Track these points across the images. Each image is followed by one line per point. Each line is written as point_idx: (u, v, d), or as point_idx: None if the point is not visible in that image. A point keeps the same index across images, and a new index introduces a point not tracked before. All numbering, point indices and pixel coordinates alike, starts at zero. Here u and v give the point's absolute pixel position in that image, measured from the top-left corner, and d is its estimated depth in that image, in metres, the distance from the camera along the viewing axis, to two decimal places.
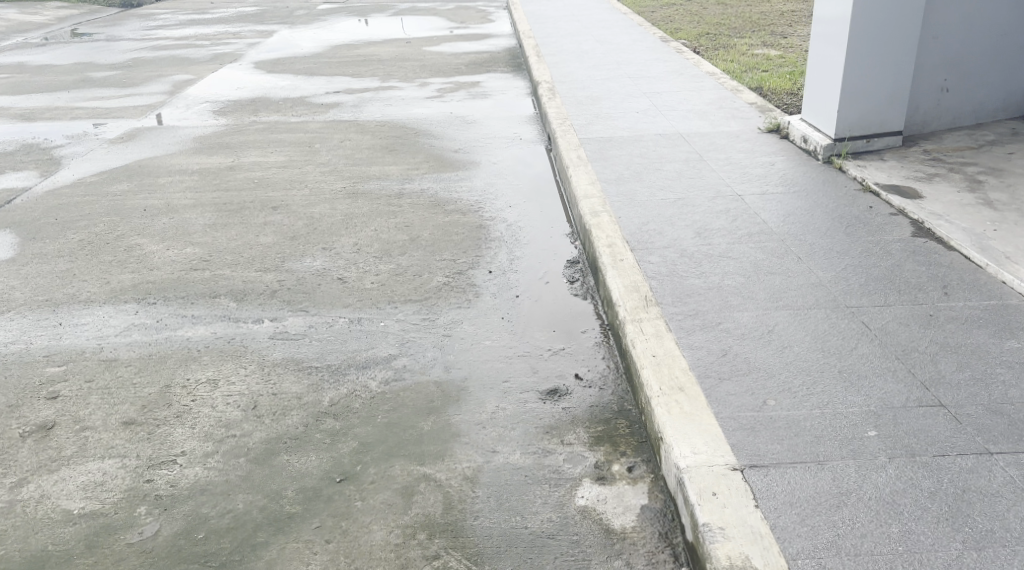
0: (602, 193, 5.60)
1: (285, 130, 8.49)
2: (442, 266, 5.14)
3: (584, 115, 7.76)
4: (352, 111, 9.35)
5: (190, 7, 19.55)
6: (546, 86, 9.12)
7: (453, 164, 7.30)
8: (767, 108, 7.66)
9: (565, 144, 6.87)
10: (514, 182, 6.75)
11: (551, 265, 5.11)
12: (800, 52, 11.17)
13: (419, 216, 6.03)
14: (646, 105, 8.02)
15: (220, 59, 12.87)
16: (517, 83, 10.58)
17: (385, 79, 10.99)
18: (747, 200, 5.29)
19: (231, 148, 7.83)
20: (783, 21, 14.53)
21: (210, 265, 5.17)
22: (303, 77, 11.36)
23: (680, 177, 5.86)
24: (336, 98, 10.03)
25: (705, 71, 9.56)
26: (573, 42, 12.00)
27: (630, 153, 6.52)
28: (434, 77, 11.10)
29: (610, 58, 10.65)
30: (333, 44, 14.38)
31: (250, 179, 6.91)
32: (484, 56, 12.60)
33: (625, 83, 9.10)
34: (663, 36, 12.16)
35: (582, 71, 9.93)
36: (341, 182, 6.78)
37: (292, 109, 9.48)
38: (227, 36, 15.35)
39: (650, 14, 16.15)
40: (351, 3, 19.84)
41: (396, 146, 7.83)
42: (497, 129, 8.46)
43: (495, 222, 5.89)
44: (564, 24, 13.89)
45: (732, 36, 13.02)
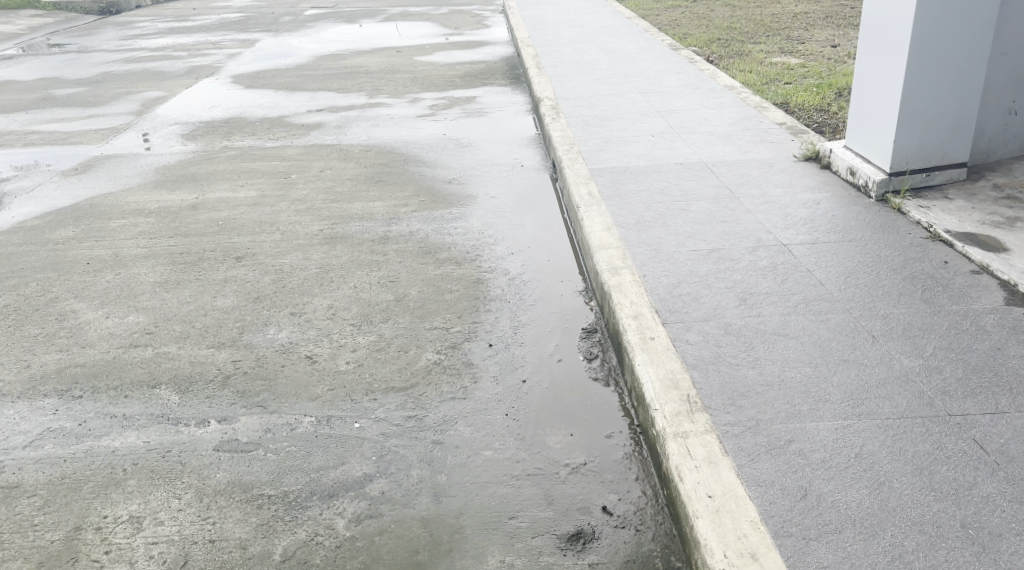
0: (622, 243, 4.75)
1: (259, 158, 7.64)
2: (432, 336, 4.29)
3: (592, 140, 6.92)
4: (335, 134, 8.51)
5: (171, 14, 18.72)
6: (549, 105, 8.29)
7: (446, 199, 6.45)
8: (799, 130, 6.82)
9: (574, 177, 6.03)
10: (516, 222, 5.91)
11: (564, 335, 4.26)
12: (822, 61, 10.34)
13: (407, 267, 5.20)
14: (662, 127, 7.18)
15: (196, 73, 12.02)
16: (516, 98, 9.74)
17: (373, 95, 10.15)
18: (794, 254, 4.45)
19: (197, 182, 6.99)
20: (799, 25, 13.67)
21: (154, 339, 4.32)
22: (285, 92, 10.51)
23: (710, 219, 5.02)
24: (318, 117, 9.19)
25: (723, 84, 8.71)
26: (576, 51, 11.17)
27: (647, 188, 5.68)
28: (427, 92, 10.25)
29: (618, 69, 9.80)
30: (319, 54, 13.54)
31: (214, 220, 6.07)
32: (480, 67, 11.76)
33: (636, 100, 8.26)
34: (671, 44, 11.33)
35: (588, 85, 9.07)
36: (317, 225, 5.93)
37: (269, 131, 8.64)
38: (207, 46, 14.50)
39: (656, 18, 15.28)
40: (340, 7, 18.98)
41: (382, 178, 6.98)
42: (495, 154, 7.62)
43: (494, 274, 5.05)
44: (565, 31, 13.04)
45: (746, 42, 12.18)
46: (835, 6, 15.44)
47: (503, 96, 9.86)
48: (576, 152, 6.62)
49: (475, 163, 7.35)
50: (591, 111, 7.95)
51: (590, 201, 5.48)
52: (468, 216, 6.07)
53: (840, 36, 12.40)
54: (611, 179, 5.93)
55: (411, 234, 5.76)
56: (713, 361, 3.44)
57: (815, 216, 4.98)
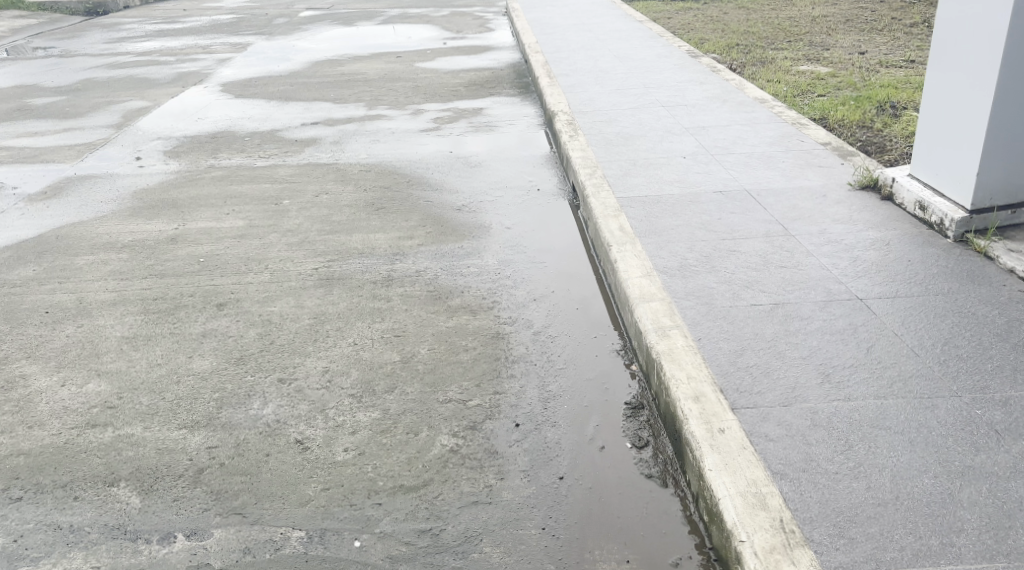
0: (666, 294, 4.06)
1: (247, 180, 6.95)
2: (446, 411, 3.60)
3: (617, 163, 6.24)
4: (331, 151, 7.82)
5: (160, 15, 18.00)
6: (564, 121, 7.60)
7: (456, 231, 5.76)
8: (847, 152, 6.15)
9: (601, 208, 5.35)
10: (537, 259, 5.23)
11: (603, 410, 3.57)
12: (853, 69, 9.69)
13: (414, 316, 4.52)
14: (693, 147, 6.50)
15: (183, 80, 11.32)
16: (526, 110, 9.08)
17: (373, 106, 9.47)
18: (874, 311, 3.77)
19: (177, 209, 6.30)
20: (821, 29, 13.00)
21: (115, 417, 3.63)
22: (277, 102, 9.83)
23: (765, 264, 4.34)
24: (313, 131, 8.51)
25: (752, 97, 8.03)
26: (589, 58, 10.50)
27: (686, 222, 5.01)
28: (429, 103, 9.56)
29: (636, 79, 9.13)
30: (314, 59, 12.85)
31: (194, 257, 5.38)
32: (485, 74, 11.09)
33: (661, 114, 7.59)
34: (689, 51, 10.66)
35: (605, 97, 8.39)
36: (310, 263, 5.24)
37: (259, 148, 7.95)
38: (196, 50, 13.79)
39: (667, 21, 14.60)
40: (336, 9, 18.29)
41: (384, 206, 6.29)
42: (507, 176, 6.94)
43: (516, 327, 4.36)
44: (574, 36, 12.35)
45: (766, 47, 11.53)
46: (854, 9, 14.80)
47: (512, 108, 9.17)
48: (600, 177, 5.94)
49: (486, 187, 6.67)
50: (611, 128, 7.27)
51: (624, 239, 4.79)
52: (481, 252, 5.39)
53: (865, 41, 11.74)
54: (644, 211, 5.24)
55: (417, 275, 5.07)
56: (803, 469, 2.77)
57: (889, 261, 4.31)
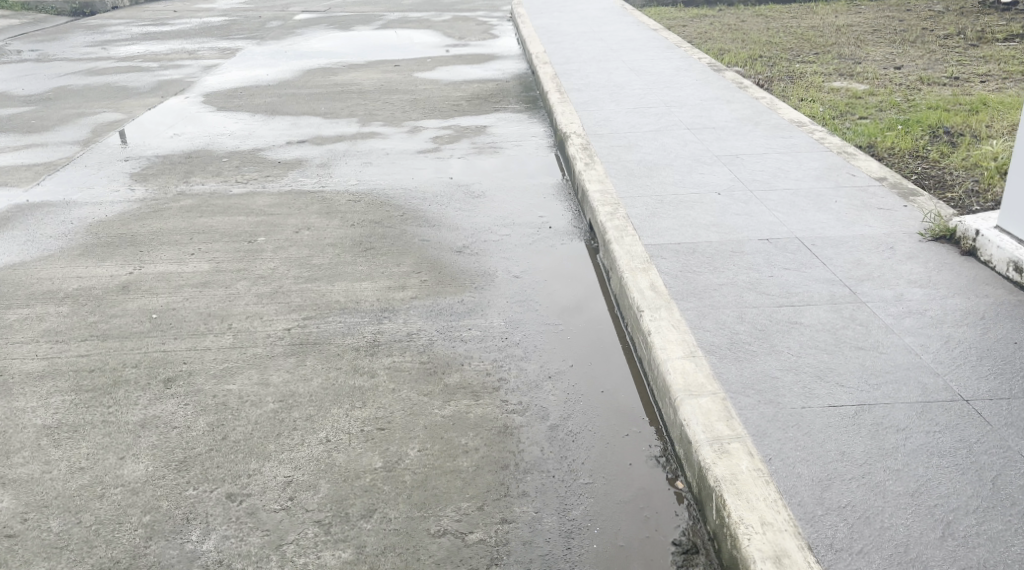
0: (718, 386, 3.23)
1: (219, 211, 6.13)
2: (440, 551, 2.78)
3: (641, 200, 5.42)
4: (317, 176, 7.01)
5: (149, 16, 17.19)
6: (578, 145, 6.79)
7: (455, 280, 4.95)
8: (907, 190, 5.34)
9: (626, 260, 4.52)
10: (551, 320, 4.40)
11: (644, 553, 2.76)
12: (892, 86, 8.89)
13: (402, 398, 3.70)
14: (728, 180, 5.69)
15: (164, 89, 10.50)
16: (534, 129, 8.28)
17: (366, 122, 8.67)
18: (989, 420, 2.96)
19: (135, 247, 5.49)
20: (849, 40, 12.20)
21: (13, 554, 2.84)
22: (262, 117, 9.02)
23: (836, 344, 3.52)
24: (299, 151, 7.70)
25: (787, 120, 7.22)
26: (602, 71, 9.70)
27: (731, 280, 4.18)
28: (429, 119, 8.75)
29: (656, 96, 8.32)
30: (307, 67, 12.04)
31: (145, 312, 4.57)
32: (490, 87, 10.29)
33: (687, 139, 6.78)
34: (711, 64, 9.86)
35: (623, 117, 7.58)
36: (281, 322, 4.43)
37: (237, 170, 7.13)
38: (182, 55, 12.97)
39: (683, 30, 13.79)
40: (334, 12, 17.49)
41: (373, 246, 5.47)
42: (513, 210, 6.12)
43: (527, 418, 3.52)
44: (585, 45, 11.54)
45: (792, 60, 10.74)
46: (880, 21, 14.04)
47: (519, 127, 8.37)
48: (625, 219, 5.11)
49: (490, 223, 5.85)
50: (632, 155, 6.45)
51: (656, 304, 3.96)
52: (484, 309, 4.57)
53: (898, 54, 10.95)
54: (679, 264, 4.42)
55: (408, 339, 4.25)
56: None
57: (989, 342, 3.50)
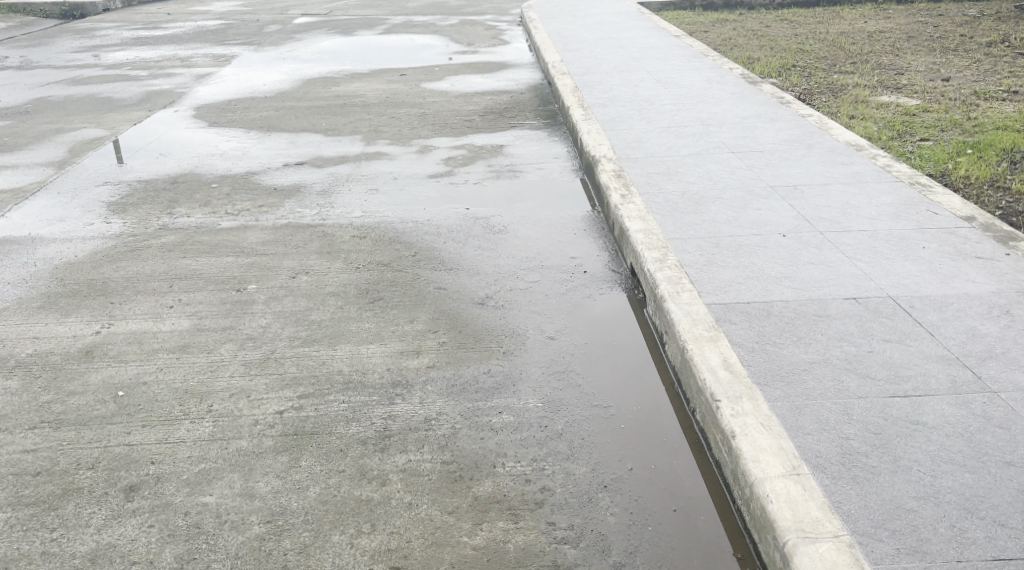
0: (840, 525, 2.49)
1: (205, 250, 5.38)
2: None
3: (693, 243, 4.67)
4: (317, 205, 6.26)
5: (142, 19, 16.42)
6: (611, 173, 6.04)
7: (479, 342, 4.20)
8: (1003, 231, 4.62)
9: (689, 324, 3.75)
10: (598, 398, 3.63)
11: None
12: (945, 101, 8.19)
13: (422, 517, 2.94)
14: (791, 219, 4.94)
15: (152, 102, 9.74)
16: (557, 149, 7.57)
17: (372, 140, 7.94)
18: None
19: (106, 298, 4.73)
20: (885, 49, 11.46)
21: None
22: (257, 134, 8.28)
23: (978, 457, 2.79)
24: (297, 176, 6.96)
25: (842, 142, 6.50)
26: (627, 82, 8.98)
27: (822, 356, 3.43)
28: (439, 137, 8.03)
29: (690, 113, 7.58)
30: (307, 75, 11.31)
31: (110, 388, 3.82)
32: (504, 99, 9.57)
33: (733, 165, 6.03)
34: (745, 76, 9.15)
35: (657, 139, 6.84)
36: (273, 403, 3.67)
37: (227, 199, 6.39)
38: (174, 63, 12.21)
39: (705, 36, 13.05)
40: (335, 15, 16.76)
41: (381, 297, 4.72)
42: (540, 249, 5.36)
43: (583, 552, 2.75)
44: (604, 53, 10.79)
45: (830, 71, 10.04)
46: (913, 26, 13.30)
47: (540, 147, 7.62)
48: (678, 269, 4.36)
49: (515, 266, 5.09)
50: (674, 185, 5.70)
51: (736, 390, 3.20)
52: (516, 383, 3.80)
53: (942, 65, 10.25)
54: (754, 331, 3.67)
55: (426, 424, 3.49)
56: None
57: None
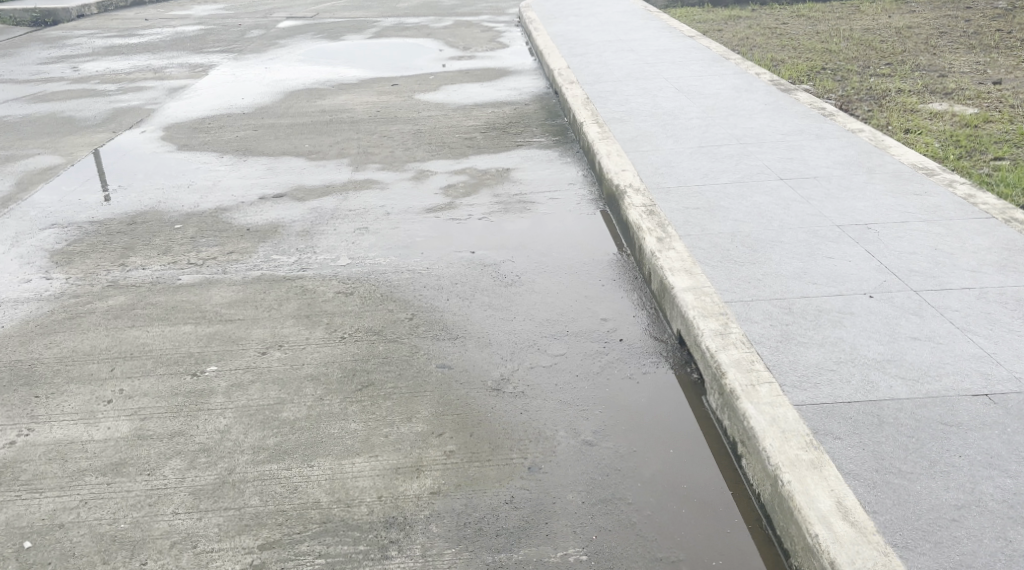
0: None
1: (158, 316, 4.46)
2: None
3: (759, 308, 3.81)
4: (296, 249, 5.34)
5: (115, 25, 15.42)
6: (641, 208, 5.14)
7: (496, 451, 3.27)
8: None
9: (778, 439, 2.88)
10: (660, 547, 2.73)
11: None
12: (1004, 110, 7.39)
13: None
14: (873, 273, 4.09)
15: (117, 120, 8.78)
16: (571, 172, 6.70)
17: (362, 164, 7.05)
18: None
19: (29, 389, 3.80)
20: (919, 48, 10.61)
21: None
22: (231, 159, 7.35)
23: None
24: (275, 211, 6.06)
25: (907, 165, 5.67)
26: (645, 91, 8.12)
27: (970, 498, 2.63)
28: (438, 161, 7.15)
29: (722, 130, 6.71)
30: (290, 86, 10.39)
31: (14, 537, 2.89)
32: (508, 112, 8.70)
33: (786, 199, 5.17)
34: (775, 83, 8.30)
35: (689, 163, 5.96)
36: (226, 559, 2.75)
37: (192, 243, 5.47)
38: (146, 75, 11.23)
39: (719, 35, 12.15)
40: (321, 17, 15.81)
41: (369, 381, 3.78)
42: (561, 309, 4.45)
43: None
44: (615, 57, 9.90)
45: (865, 75, 9.22)
46: (943, 21, 12.51)
47: (552, 172, 6.74)
48: (747, 347, 3.48)
49: (533, 335, 4.17)
50: (721, 224, 4.83)
51: (868, 567, 2.35)
52: (548, 519, 2.87)
53: (987, 64, 9.46)
54: (868, 450, 2.83)
55: None
56: None
57: None
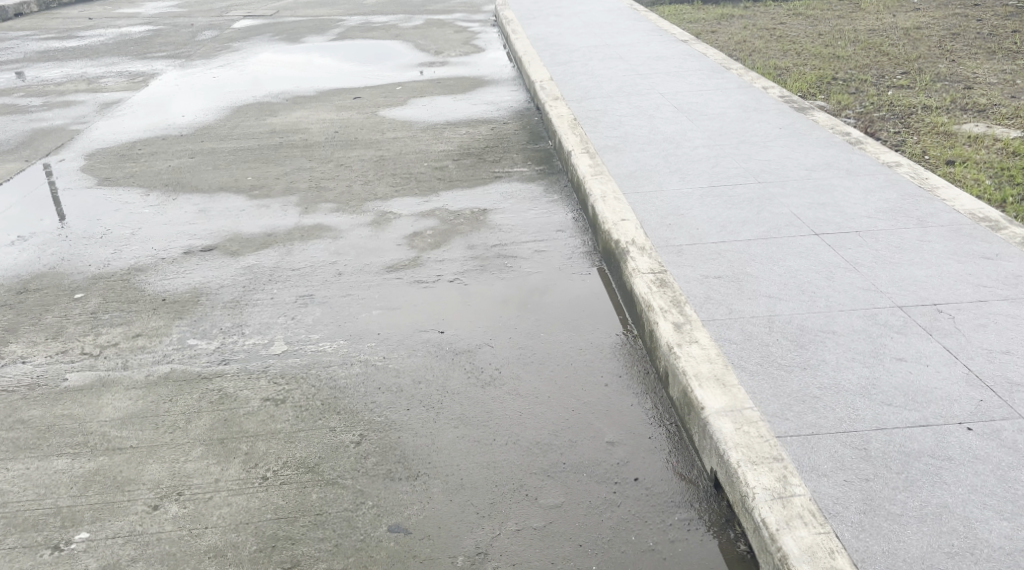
0: None
1: (25, 443, 3.45)
2: None
3: (824, 448, 2.84)
4: (219, 329, 4.32)
5: (55, 26, 14.20)
6: (650, 279, 4.14)
7: None
8: None
9: None
10: None
11: None
12: None
13: None
14: (963, 387, 3.14)
15: (34, 145, 7.69)
16: (558, 216, 5.71)
17: (311, 205, 6.03)
18: None
19: None
20: (936, 53, 9.67)
21: None
22: (158, 196, 6.31)
23: None
24: (201, 271, 5.02)
25: (962, 212, 4.72)
26: (640, 112, 7.14)
27: None
28: (402, 199, 6.14)
29: (735, 165, 5.73)
30: (240, 99, 9.32)
31: None
32: (483, 132, 7.69)
33: (827, 263, 4.20)
34: (785, 99, 7.34)
35: (701, 211, 4.99)
36: None
37: (91, 322, 4.44)
38: (79, 86, 10.09)
39: (714, 37, 11.16)
40: (281, 16, 14.69)
41: (294, 561, 2.78)
42: (555, 424, 3.42)
43: None
44: (602, 67, 8.89)
45: (881, 87, 8.28)
46: (954, 21, 11.59)
47: (536, 215, 5.74)
48: (819, 524, 2.51)
49: (520, 472, 3.15)
50: (752, 301, 3.85)
51: None
52: None
53: (1014, 73, 8.55)
54: None
55: None
56: None
57: None
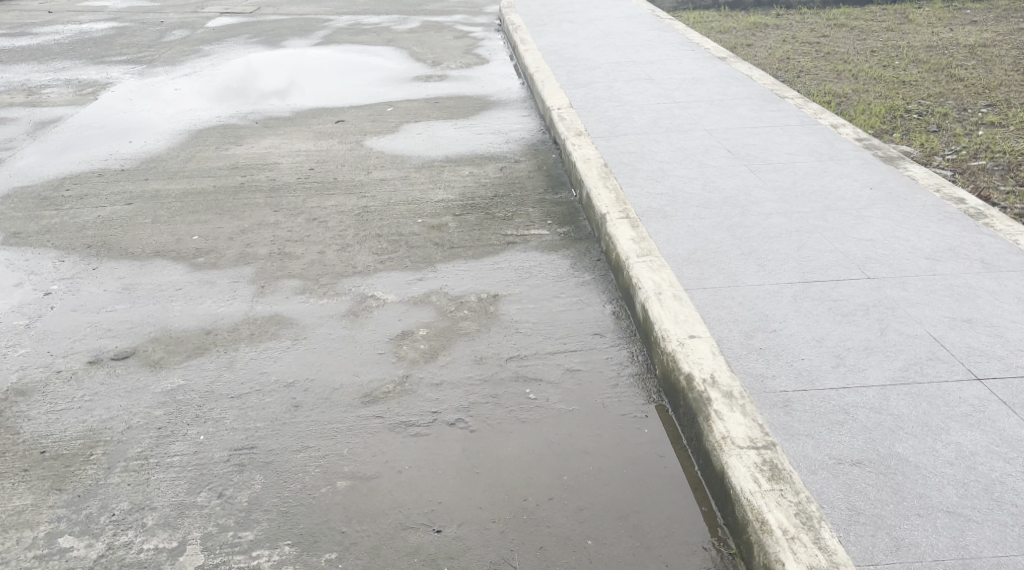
0: None
1: None
2: None
3: None
4: (111, 517, 2.94)
5: (8, 22, 12.71)
6: (755, 462, 2.73)
7: None
8: None
9: None
10: None
11: None
12: None
13: None
14: None
15: None
16: (594, 310, 4.31)
17: (269, 283, 4.64)
18: None
19: None
20: (1016, 79, 8.31)
21: None
22: (73, 264, 4.90)
23: None
24: (105, 397, 3.63)
25: None
26: (687, 157, 5.75)
27: None
28: (389, 274, 4.75)
29: (828, 245, 4.35)
30: (202, 119, 7.90)
31: None
32: (490, 173, 6.29)
33: (1013, 440, 2.84)
34: (865, 142, 5.95)
35: (800, 325, 3.61)
36: None
37: None
38: (16, 98, 8.64)
39: (752, 52, 9.77)
40: (261, 14, 13.23)
41: None
42: None
43: None
44: (631, 91, 7.49)
45: (967, 125, 6.90)
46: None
47: (564, 307, 4.35)
48: None
49: None
50: (924, 525, 2.49)
51: None
52: None
53: None
54: None
55: None
56: None
57: None
